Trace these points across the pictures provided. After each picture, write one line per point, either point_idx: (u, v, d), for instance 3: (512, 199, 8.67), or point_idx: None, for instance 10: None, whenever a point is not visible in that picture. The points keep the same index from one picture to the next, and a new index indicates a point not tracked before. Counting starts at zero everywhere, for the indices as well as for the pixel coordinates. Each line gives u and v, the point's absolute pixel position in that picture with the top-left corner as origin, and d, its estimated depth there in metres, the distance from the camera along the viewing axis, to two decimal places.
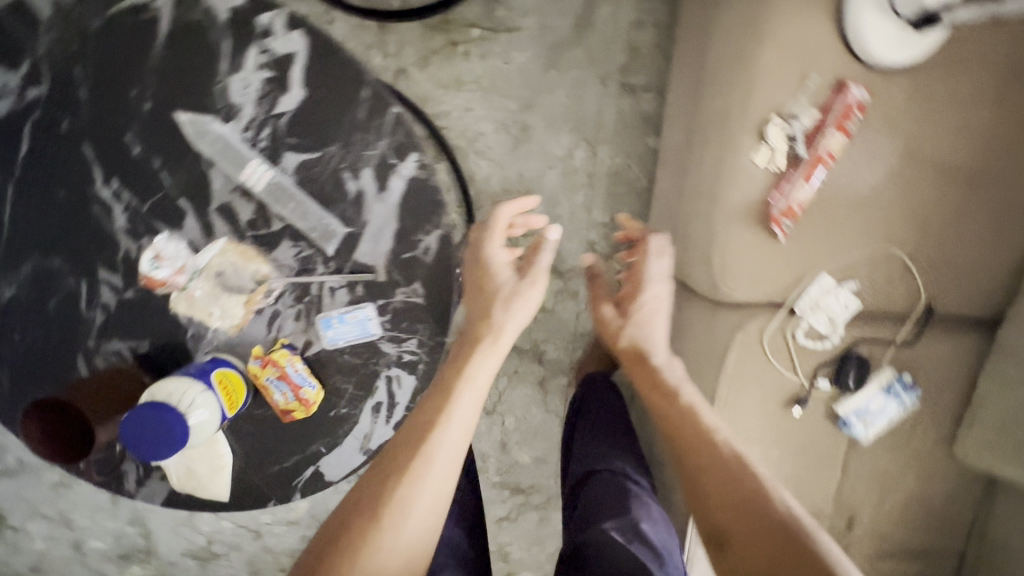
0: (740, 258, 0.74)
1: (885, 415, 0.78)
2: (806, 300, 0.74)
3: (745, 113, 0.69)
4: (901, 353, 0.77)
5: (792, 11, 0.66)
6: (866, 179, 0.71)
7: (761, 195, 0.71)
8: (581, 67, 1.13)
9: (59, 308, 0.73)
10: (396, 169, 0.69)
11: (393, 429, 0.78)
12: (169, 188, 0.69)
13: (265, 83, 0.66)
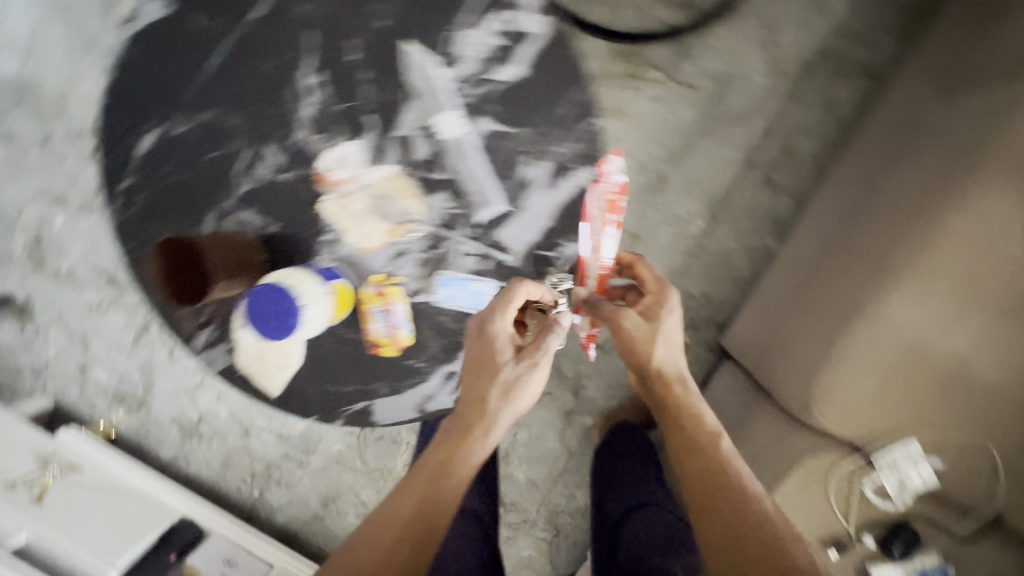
0: (845, 394, 0.74)
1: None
2: (887, 459, 0.75)
3: (912, 274, 0.72)
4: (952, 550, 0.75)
5: (991, 197, 0.71)
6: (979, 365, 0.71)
7: (889, 346, 0.73)
8: (736, 149, 1.15)
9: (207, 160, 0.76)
10: (571, 173, 0.71)
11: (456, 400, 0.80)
12: (363, 101, 0.72)
13: (495, 49, 0.69)
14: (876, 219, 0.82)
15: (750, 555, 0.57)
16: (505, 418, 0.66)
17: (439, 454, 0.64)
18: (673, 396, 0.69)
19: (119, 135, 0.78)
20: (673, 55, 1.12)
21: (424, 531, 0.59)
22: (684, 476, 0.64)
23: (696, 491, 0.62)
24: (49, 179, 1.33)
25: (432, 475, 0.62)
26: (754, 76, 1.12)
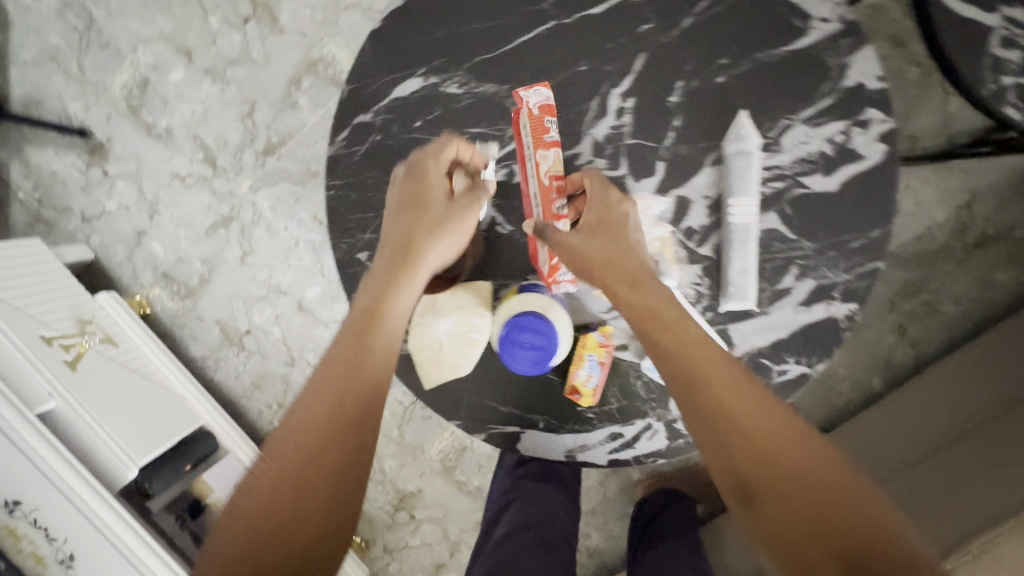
0: None
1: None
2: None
3: None
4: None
5: None
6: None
7: None
8: (885, 286, 1.17)
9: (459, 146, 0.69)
10: (831, 302, 0.69)
11: (608, 461, 0.76)
12: (663, 147, 0.67)
13: (819, 155, 0.66)
14: None
15: (764, 474, 0.47)
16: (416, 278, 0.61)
17: (367, 314, 0.58)
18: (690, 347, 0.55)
19: (381, 68, 0.69)
20: None
21: (355, 386, 0.54)
22: (707, 447, 0.50)
23: (745, 443, 0.48)
24: (184, 27, 1.20)
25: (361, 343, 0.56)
26: (933, 228, 1.15)
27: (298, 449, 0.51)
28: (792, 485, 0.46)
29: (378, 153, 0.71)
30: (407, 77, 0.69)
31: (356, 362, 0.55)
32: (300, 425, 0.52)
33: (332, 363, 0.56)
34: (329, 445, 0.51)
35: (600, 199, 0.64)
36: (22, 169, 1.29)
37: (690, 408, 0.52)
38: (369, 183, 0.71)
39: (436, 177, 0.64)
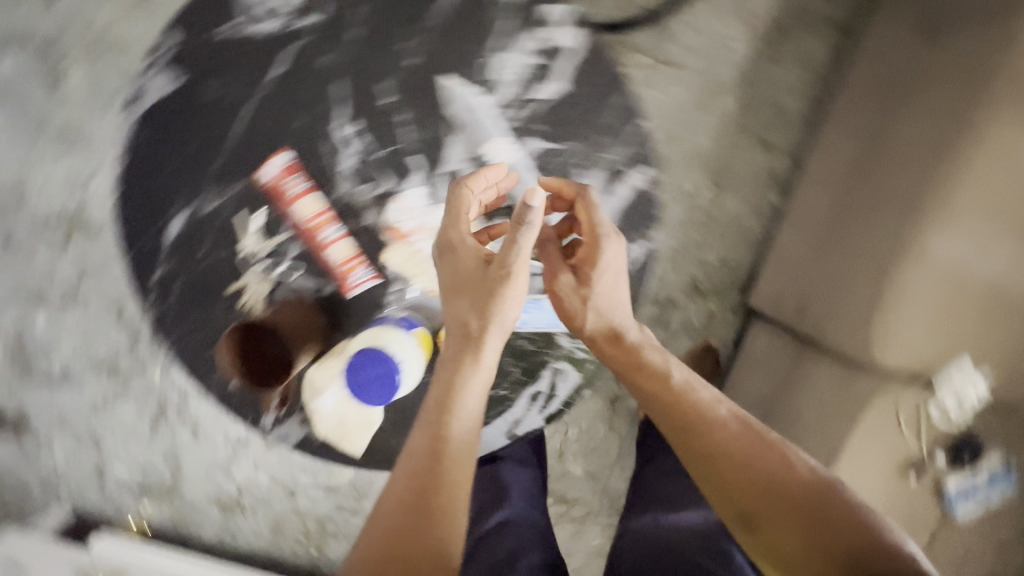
0: (901, 329, 0.81)
1: (985, 497, 0.85)
2: (948, 381, 0.81)
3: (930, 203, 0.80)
4: (1010, 448, 0.84)
5: (1006, 125, 0.77)
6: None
7: (946, 266, 0.79)
8: (728, 116, 1.20)
9: (239, 239, 0.80)
10: (605, 167, 0.84)
11: (544, 419, 0.90)
12: (411, 140, 0.82)
13: (522, 78, 0.84)
14: (901, 166, 0.87)
15: (764, 508, 0.66)
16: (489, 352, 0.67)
17: (434, 411, 0.63)
18: (654, 373, 0.75)
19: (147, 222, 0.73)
20: (653, 38, 1.16)
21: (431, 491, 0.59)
22: (684, 452, 0.71)
23: (726, 461, 0.68)
24: (23, 278, 1.23)
25: (437, 425, 0.62)
26: (734, 43, 1.18)
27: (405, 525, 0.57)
28: (793, 509, 0.65)
29: (199, 284, 0.80)
30: (173, 216, 0.81)
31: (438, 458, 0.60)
32: (396, 495, 0.60)
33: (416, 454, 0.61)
34: (400, 531, 0.57)
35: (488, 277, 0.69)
36: None
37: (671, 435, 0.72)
38: None
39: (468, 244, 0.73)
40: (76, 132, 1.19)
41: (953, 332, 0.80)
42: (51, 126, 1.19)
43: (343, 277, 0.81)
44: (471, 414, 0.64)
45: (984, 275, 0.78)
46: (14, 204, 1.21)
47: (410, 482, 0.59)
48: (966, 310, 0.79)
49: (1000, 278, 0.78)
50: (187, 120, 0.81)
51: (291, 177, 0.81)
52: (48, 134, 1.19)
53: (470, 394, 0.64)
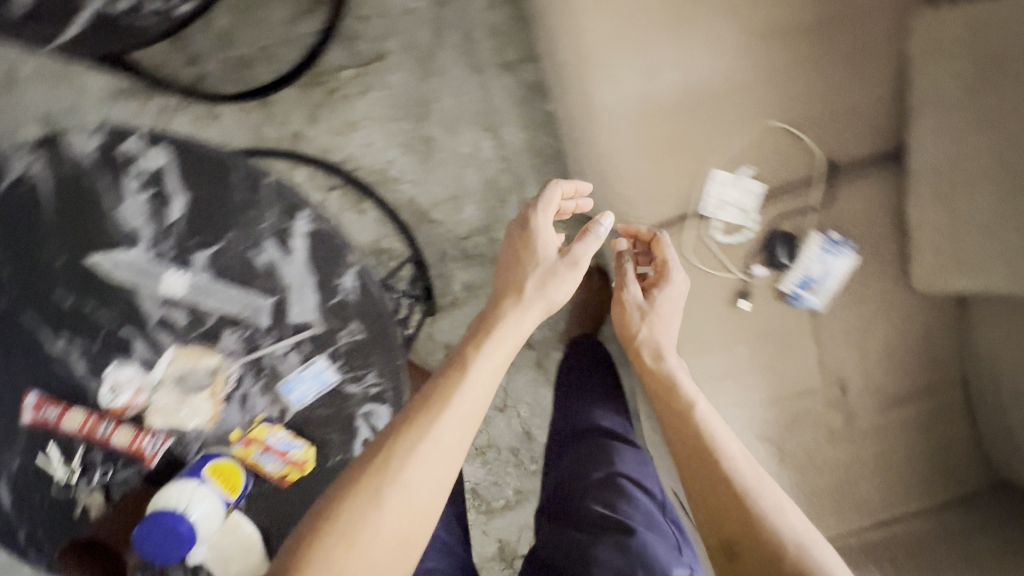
0: (625, 185, 0.77)
1: (833, 277, 0.79)
2: (712, 199, 0.76)
3: (567, 55, 0.74)
4: (826, 215, 0.78)
5: None
6: (734, 67, 0.73)
7: (622, 106, 0.73)
8: (456, 64, 1.16)
9: (49, 474, 0.75)
10: (292, 229, 0.74)
11: None
12: (108, 321, 0.75)
13: (144, 200, 0.72)
14: (537, 33, 0.81)
15: (742, 532, 0.66)
16: (514, 317, 0.72)
17: (433, 387, 0.66)
18: (657, 373, 0.78)
19: None
20: (344, 48, 1.14)
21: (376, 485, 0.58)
22: (672, 423, 0.76)
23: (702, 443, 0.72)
24: None
25: (413, 420, 0.62)
26: (415, 2, 1.14)
27: (340, 513, 0.57)
28: (748, 531, 0.65)
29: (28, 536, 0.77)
30: None
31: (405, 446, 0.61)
32: (345, 479, 0.60)
33: (418, 430, 0.62)
34: (344, 519, 0.56)
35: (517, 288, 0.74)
36: None
37: (659, 398, 0.78)
38: None
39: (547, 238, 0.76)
40: None
41: (692, 155, 0.76)
42: None
43: (139, 455, 0.75)
44: (461, 420, 0.64)
45: (679, 90, 0.73)
46: None
47: (358, 480, 0.59)
48: (686, 130, 0.75)
49: (695, 83, 0.73)
50: None
51: (44, 410, 0.74)
52: None
53: (467, 395, 0.65)
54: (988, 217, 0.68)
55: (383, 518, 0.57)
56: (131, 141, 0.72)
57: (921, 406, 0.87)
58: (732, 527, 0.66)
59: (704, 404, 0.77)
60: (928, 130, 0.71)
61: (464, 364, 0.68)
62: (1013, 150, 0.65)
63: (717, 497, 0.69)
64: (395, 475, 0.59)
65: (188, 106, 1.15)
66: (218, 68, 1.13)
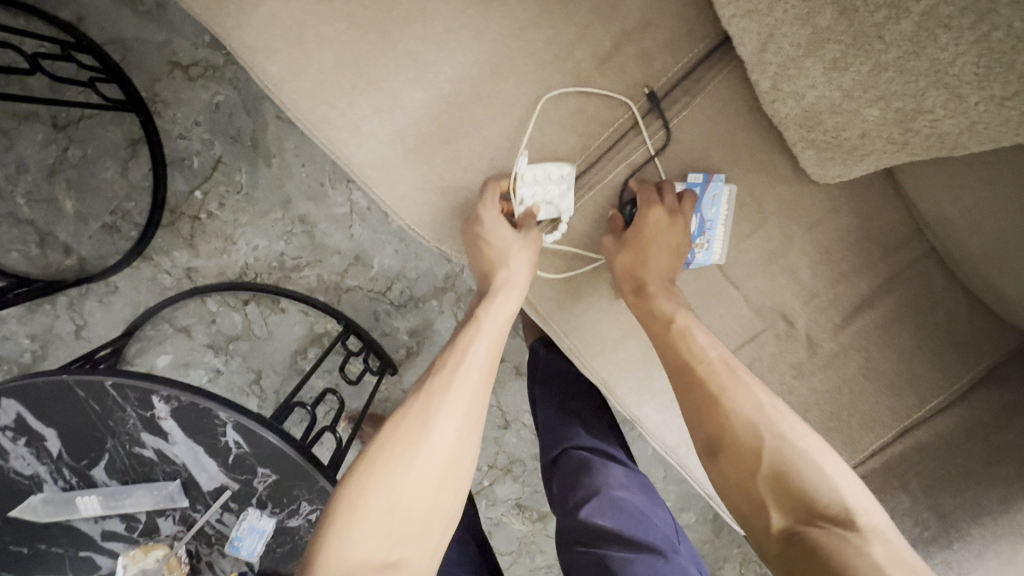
0: (445, 225, 0.68)
1: (716, 224, 0.69)
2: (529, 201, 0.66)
3: (312, 125, 0.63)
4: (682, 158, 0.69)
5: (259, 7, 0.60)
6: (474, 52, 0.63)
7: (393, 155, 0.65)
8: (290, 135, 1.11)
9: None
10: (158, 415, 0.74)
11: None
12: (62, 549, 0.79)
13: (25, 446, 0.74)
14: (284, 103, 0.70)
15: (739, 440, 0.59)
16: (497, 302, 0.65)
17: (452, 358, 0.64)
18: (643, 299, 0.66)
19: None
20: (184, 173, 1.12)
21: (415, 434, 0.60)
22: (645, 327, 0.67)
23: (673, 333, 0.64)
24: None
25: (449, 381, 0.62)
26: (220, 95, 1.09)
27: (389, 450, 0.60)
28: (748, 443, 0.58)
29: None
30: None
31: (430, 408, 0.61)
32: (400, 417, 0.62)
33: (414, 432, 0.60)
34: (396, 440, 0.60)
35: (491, 261, 0.65)
36: None
37: (635, 309, 0.67)
38: None
39: (501, 228, 0.64)
40: None
41: (482, 164, 0.67)
42: None
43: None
44: (454, 437, 0.61)
45: (432, 106, 0.64)
46: None
47: (415, 417, 0.61)
48: (462, 143, 0.66)
49: (443, 90, 0.64)
50: None
51: None
52: None
53: (455, 412, 0.61)
54: (837, 94, 0.59)
55: (415, 464, 0.59)
56: None
57: (896, 296, 0.72)
58: (714, 427, 0.60)
59: (687, 316, 0.65)
60: (731, 14, 0.63)
61: (473, 332, 0.65)
62: (819, 12, 0.56)
63: (725, 410, 0.60)
64: (423, 430, 0.60)
65: (88, 291, 1.18)
66: (88, 247, 1.13)
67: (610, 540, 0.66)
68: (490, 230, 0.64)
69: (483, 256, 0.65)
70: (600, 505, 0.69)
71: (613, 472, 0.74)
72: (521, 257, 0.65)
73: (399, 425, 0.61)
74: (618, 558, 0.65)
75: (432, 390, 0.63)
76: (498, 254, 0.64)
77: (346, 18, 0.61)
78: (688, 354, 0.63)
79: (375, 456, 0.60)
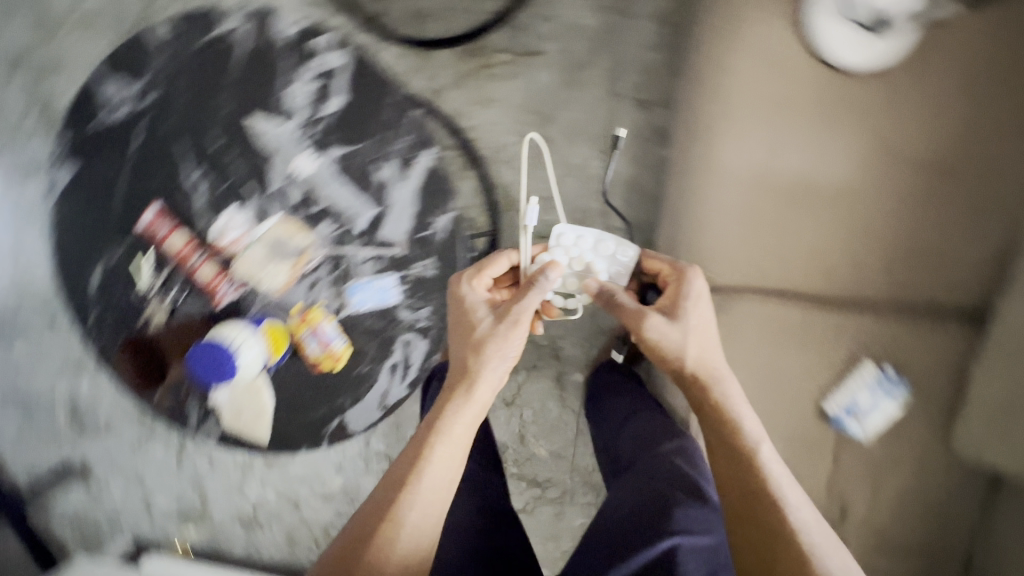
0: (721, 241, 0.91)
1: (878, 410, 0.86)
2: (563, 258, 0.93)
3: (721, 119, 0.89)
4: (893, 353, 0.87)
5: (763, 25, 0.86)
6: (854, 177, 0.87)
7: (741, 173, 0.89)
8: (599, 87, 1.25)
9: (133, 279, 0.91)
10: (414, 161, 0.85)
11: (379, 410, 0.90)
12: (239, 173, 0.87)
13: (314, 91, 0.84)
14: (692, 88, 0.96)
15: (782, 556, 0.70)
16: (452, 408, 0.77)
17: (413, 456, 0.74)
18: (703, 392, 0.82)
19: (70, 285, 0.92)
20: (510, 35, 1.25)
21: (380, 528, 0.69)
22: (709, 423, 0.81)
23: (729, 441, 0.79)
24: (64, 351, 1.53)
25: (397, 479, 0.73)
26: (586, 20, 1.23)
27: (388, 518, 0.70)
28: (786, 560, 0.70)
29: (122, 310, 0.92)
30: (86, 273, 0.92)
31: (392, 500, 0.71)
32: (376, 507, 0.71)
33: (388, 530, 0.69)
34: (387, 508, 0.71)
35: (467, 321, 0.81)
36: (60, 524, 1.64)
37: (702, 408, 0.82)
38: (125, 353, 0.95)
39: (479, 302, 0.82)
40: None
41: (783, 228, 0.89)
42: None
43: (213, 293, 0.89)
44: (422, 525, 0.71)
45: (791, 170, 0.88)
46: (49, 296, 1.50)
47: (379, 507, 0.71)
48: (787, 204, 0.89)
49: (807, 168, 0.88)
50: (79, 199, 0.91)
51: (159, 223, 0.89)
52: None
53: (420, 505, 0.71)
54: None
55: (383, 547, 0.68)
56: (321, 42, 0.85)
57: (910, 563, 0.88)
58: (762, 533, 0.73)
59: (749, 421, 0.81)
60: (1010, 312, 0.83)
61: (431, 426, 0.76)
62: None
63: (765, 513, 0.74)
64: (391, 524, 0.69)
65: (363, 30, 1.28)
66: (399, 10, 1.25)
67: (681, 482, 0.86)
68: (468, 293, 0.81)
69: (464, 323, 0.81)
70: (681, 454, 0.91)
71: (689, 441, 0.95)
72: (516, 330, 0.79)
73: (389, 512, 0.70)
74: (679, 501, 0.84)
75: (401, 486, 0.72)
76: (460, 328, 0.80)
77: (814, 93, 0.87)
78: (738, 458, 0.78)
79: (374, 517, 0.70)
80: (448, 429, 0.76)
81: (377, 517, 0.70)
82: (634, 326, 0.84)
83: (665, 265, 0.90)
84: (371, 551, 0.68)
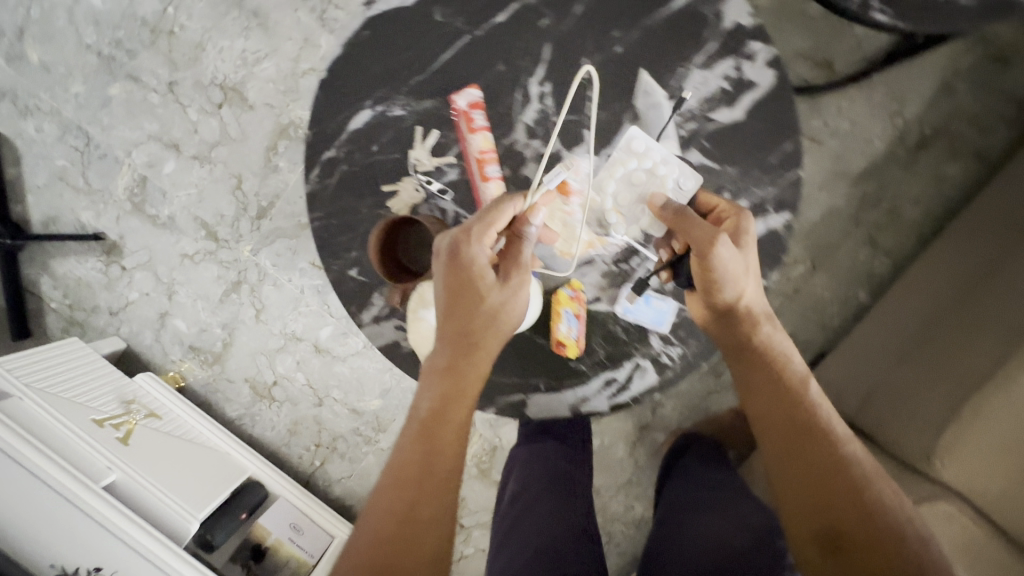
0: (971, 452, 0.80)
1: None
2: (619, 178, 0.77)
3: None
4: None
5: None
6: None
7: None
8: (846, 205, 1.23)
9: (402, 145, 0.80)
10: (767, 216, 0.77)
11: (569, 410, 0.85)
12: (587, 117, 0.77)
13: (720, 90, 0.75)
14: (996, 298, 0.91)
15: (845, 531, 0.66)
16: (465, 337, 0.72)
17: (432, 394, 0.70)
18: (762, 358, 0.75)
19: (334, 109, 0.80)
20: (805, 110, 1.20)
21: (409, 471, 0.66)
22: (772, 406, 0.73)
23: (809, 436, 0.71)
24: (166, 124, 1.33)
25: (418, 418, 0.70)
26: (876, 142, 1.21)
27: (417, 457, 0.67)
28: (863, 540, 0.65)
29: (373, 170, 0.81)
30: (357, 110, 0.79)
31: (424, 433, 0.68)
32: (403, 454, 0.68)
33: (416, 464, 0.66)
34: (420, 447, 0.68)
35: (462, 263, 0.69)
36: (51, 283, 1.43)
37: (777, 394, 0.73)
38: (346, 207, 0.83)
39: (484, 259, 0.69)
40: (262, 17, 1.27)
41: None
42: (245, 4, 1.26)
43: None
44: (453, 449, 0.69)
45: None
46: (186, 59, 1.29)
47: (416, 445, 0.68)
48: None
49: None
50: (395, 30, 0.77)
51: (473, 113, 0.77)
52: (239, 8, 1.27)
53: (449, 434, 0.69)
54: None
55: (419, 475, 0.66)
56: (757, 43, 0.74)
57: None
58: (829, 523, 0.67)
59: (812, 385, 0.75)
60: None
61: (447, 354, 0.72)
62: None
63: (830, 496, 0.68)
64: (428, 453, 0.67)
65: None
66: None
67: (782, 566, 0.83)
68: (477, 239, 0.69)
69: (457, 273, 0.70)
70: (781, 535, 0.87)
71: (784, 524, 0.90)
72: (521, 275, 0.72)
73: (419, 451, 0.67)
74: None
75: (423, 420, 0.69)
76: (454, 275, 0.70)
77: None
78: (795, 444, 0.71)
79: (410, 457, 0.67)
80: (472, 344, 0.72)
81: (410, 459, 0.67)
82: (701, 246, 0.68)
83: (722, 201, 0.73)
84: (411, 488, 0.65)
